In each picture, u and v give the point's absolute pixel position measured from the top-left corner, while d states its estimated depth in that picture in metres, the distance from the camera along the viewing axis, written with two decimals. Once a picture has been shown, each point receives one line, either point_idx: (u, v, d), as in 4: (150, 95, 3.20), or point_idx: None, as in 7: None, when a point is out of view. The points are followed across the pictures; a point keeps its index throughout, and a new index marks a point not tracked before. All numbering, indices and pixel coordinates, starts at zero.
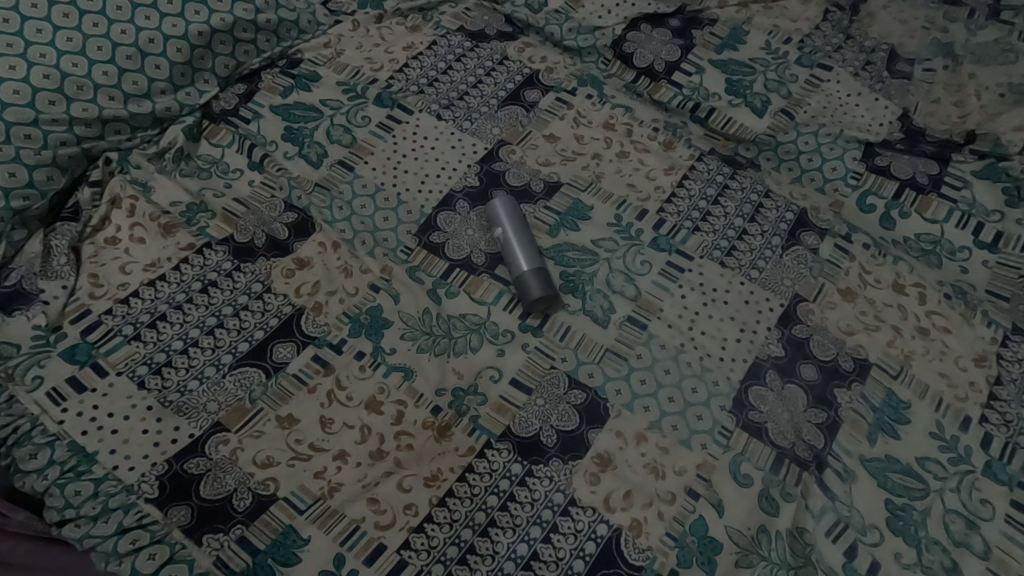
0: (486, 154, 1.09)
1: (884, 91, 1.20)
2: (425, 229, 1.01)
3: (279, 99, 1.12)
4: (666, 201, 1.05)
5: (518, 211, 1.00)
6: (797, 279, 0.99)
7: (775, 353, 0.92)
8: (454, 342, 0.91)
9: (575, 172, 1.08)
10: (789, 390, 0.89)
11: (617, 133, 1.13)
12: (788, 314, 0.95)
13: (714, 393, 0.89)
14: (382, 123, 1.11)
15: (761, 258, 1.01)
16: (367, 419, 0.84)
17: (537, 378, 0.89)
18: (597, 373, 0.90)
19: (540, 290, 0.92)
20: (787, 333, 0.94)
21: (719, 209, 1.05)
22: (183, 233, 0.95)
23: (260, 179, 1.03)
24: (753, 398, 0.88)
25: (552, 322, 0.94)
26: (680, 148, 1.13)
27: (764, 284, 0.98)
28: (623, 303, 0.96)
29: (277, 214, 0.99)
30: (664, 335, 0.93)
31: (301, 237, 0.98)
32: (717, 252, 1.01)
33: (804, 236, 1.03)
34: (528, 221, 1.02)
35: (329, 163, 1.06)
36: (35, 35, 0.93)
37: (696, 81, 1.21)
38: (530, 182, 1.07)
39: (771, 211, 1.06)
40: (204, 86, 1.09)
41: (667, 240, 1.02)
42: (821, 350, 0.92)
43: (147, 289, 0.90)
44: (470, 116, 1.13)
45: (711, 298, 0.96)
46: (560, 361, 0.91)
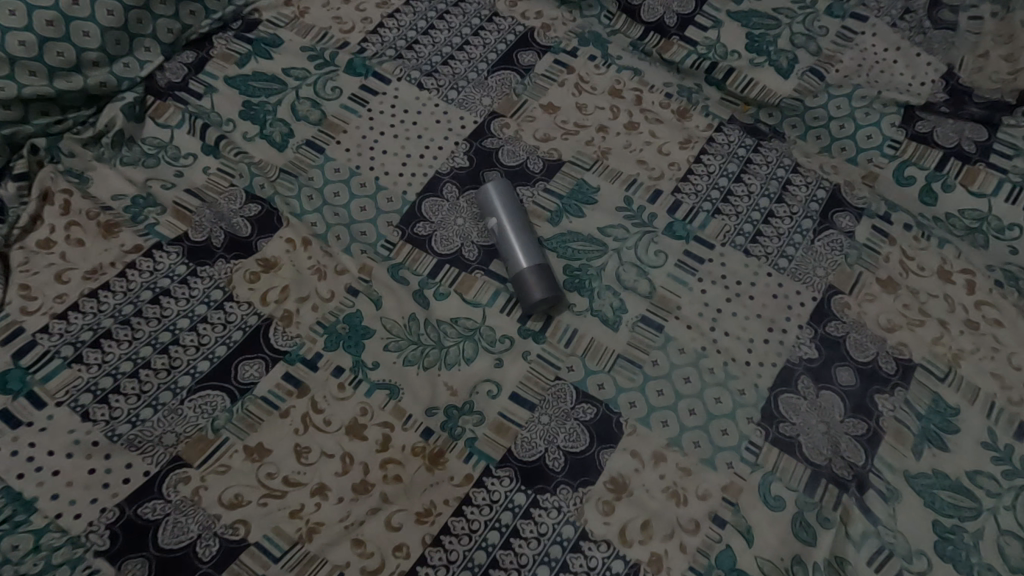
0: (475, 129, 0.96)
1: (925, 43, 1.06)
2: (408, 220, 0.88)
3: (234, 68, 0.96)
4: (682, 179, 0.93)
5: (519, 200, 0.88)
6: (831, 267, 0.87)
7: (807, 355, 0.82)
8: (445, 352, 0.80)
9: (578, 147, 0.95)
10: (823, 398, 0.79)
11: (625, 100, 0.99)
12: (820, 310, 0.84)
13: (740, 404, 0.79)
14: (355, 95, 0.96)
15: (790, 244, 0.89)
16: (348, 446, 0.73)
17: (540, 392, 0.79)
18: (608, 384, 0.79)
19: (543, 293, 0.81)
20: (820, 332, 0.83)
21: (742, 188, 0.93)
22: (128, 232, 0.82)
23: (216, 166, 0.89)
24: (783, 408, 0.78)
25: (556, 325, 0.83)
26: (696, 117, 0.99)
27: (794, 275, 0.87)
28: (636, 301, 0.85)
29: (237, 207, 0.86)
30: (683, 337, 0.82)
31: (266, 233, 0.85)
32: (740, 239, 0.89)
33: (839, 216, 0.91)
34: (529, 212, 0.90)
35: (295, 145, 0.92)
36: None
37: (712, 36, 1.07)
38: (527, 161, 0.94)
39: (800, 188, 0.93)
40: (146, 56, 0.94)
41: (684, 225, 0.90)
42: (858, 350, 0.82)
43: (89, 300, 0.78)
44: (456, 84, 0.98)
45: (735, 292, 0.85)
46: (566, 370, 0.80)
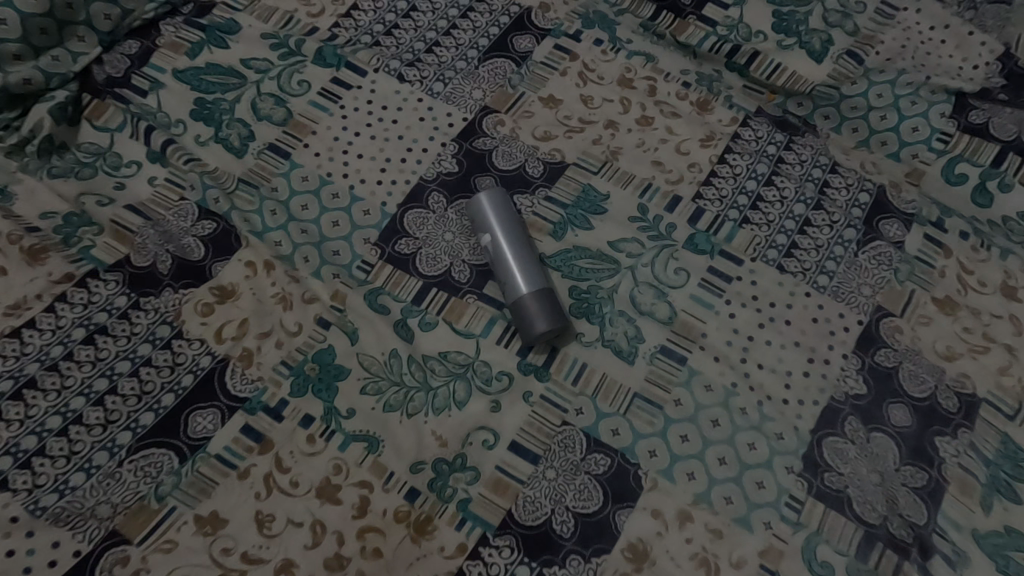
0: (465, 127, 0.83)
1: (978, 20, 0.92)
2: (388, 236, 0.76)
3: (184, 59, 0.83)
4: (703, 183, 0.81)
5: (516, 212, 0.76)
6: (878, 284, 0.75)
7: (854, 391, 0.70)
8: (432, 394, 0.68)
9: (584, 148, 0.82)
10: (874, 442, 0.68)
11: (637, 91, 0.87)
12: (868, 336, 0.73)
13: (778, 450, 0.68)
14: (326, 89, 0.83)
15: (831, 257, 0.77)
16: (319, 512, 0.62)
17: (545, 440, 0.67)
18: (623, 429, 0.68)
19: (547, 323, 0.69)
20: (868, 362, 0.72)
21: (773, 192, 0.81)
22: (57, 258, 0.70)
23: (164, 176, 0.76)
24: (828, 455, 0.67)
25: (561, 359, 0.71)
26: (718, 109, 0.86)
27: (837, 295, 0.75)
28: (654, 328, 0.73)
29: (188, 224, 0.74)
30: (710, 371, 0.71)
31: (222, 256, 0.73)
32: (773, 252, 0.77)
33: (885, 224, 0.79)
34: (528, 225, 0.78)
35: (255, 149, 0.79)
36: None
37: (734, 16, 0.94)
38: (525, 164, 0.81)
39: (840, 191, 0.81)
40: (80, 46, 0.81)
41: (707, 237, 0.78)
42: (913, 384, 0.70)
43: (9, 342, 0.66)
44: (442, 75, 0.85)
45: (768, 317, 0.74)
46: (574, 414, 0.69)
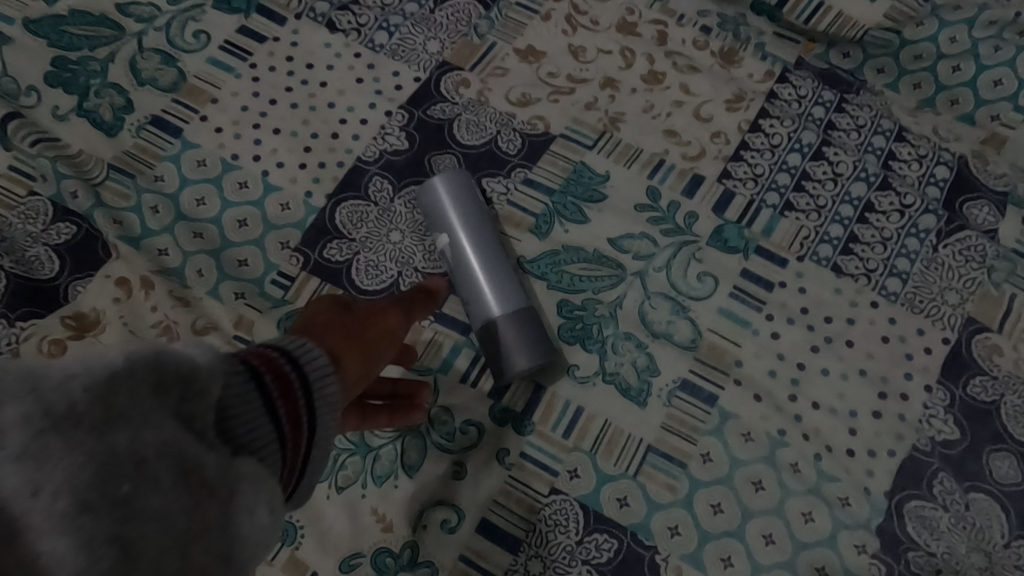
0: (416, 90, 0.63)
1: None
2: (314, 238, 0.57)
3: (40, 6, 0.62)
4: (732, 158, 0.61)
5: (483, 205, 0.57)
6: (967, 289, 0.57)
7: (943, 436, 0.52)
8: (373, 457, 0.50)
9: (574, 114, 0.63)
10: (974, 506, 0.50)
11: (643, 39, 0.67)
12: (957, 359, 0.54)
13: (844, 523, 0.50)
14: (230, 42, 0.63)
15: (903, 253, 0.58)
16: None
17: (527, 518, 0.49)
18: (634, 498, 0.50)
19: (531, 358, 0.51)
20: (959, 396, 0.53)
21: (824, 168, 0.61)
22: None
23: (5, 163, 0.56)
24: (912, 527, 0.50)
25: (549, 400, 0.53)
26: (747, 61, 0.66)
27: (913, 305, 0.56)
28: (672, 356, 0.54)
29: (36, 230, 0.54)
30: (750, 414, 0.53)
31: (83, 273, 0.53)
32: (826, 248, 0.58)
33: (971, 208, 0.60)
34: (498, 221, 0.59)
35: (134, 124, 0.59)
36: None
37: None
38: (496, 137, 0.61)
39: (909, 165, 0.62)
40: None
41: (739, 230, 0.59)
42: (1020, 424, 0.52)
43: None
44: (386, 21, 0.65)
45: (824, 337, 0.55)
46: (567, 479, 0.51)
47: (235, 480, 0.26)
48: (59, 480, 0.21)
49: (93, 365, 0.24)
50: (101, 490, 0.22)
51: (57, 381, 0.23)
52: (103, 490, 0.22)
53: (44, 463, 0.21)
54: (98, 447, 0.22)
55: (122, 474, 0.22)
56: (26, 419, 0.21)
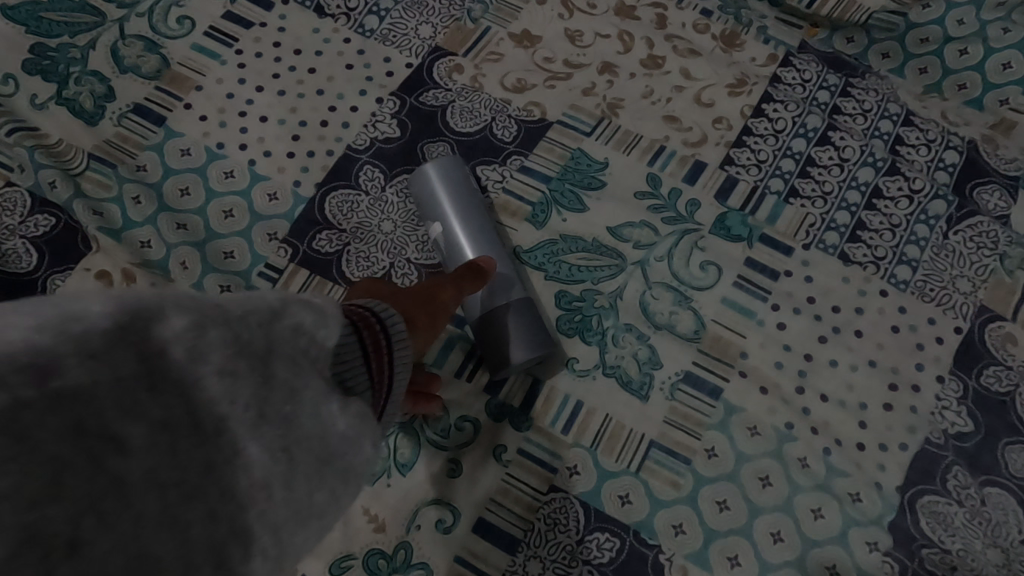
0: (408, 76, 0.61)
1: None
2: (302, 229, 0.55)
3: None
4: (734, 144, 0.60)
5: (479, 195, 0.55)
6: (979, 277, 0.55)
7: (956, 429, 0.50)
8: None
9: (572, 100, 0.61)
10: (990, 502, 0.48)
11: (642, 23, 0.65)
12: (970, 349, 0.52)
13: (854, 519, 0.48)
14: (216, 29, 0.61)
15: (912, 240, 0.56)
16: None
17: (525, 518, 0.47)
18: (637, 496, 0.48)
19: (529, 352, 0.49)
20: (973, 387, 0.51)
21: (830, 153, 0.60)
22: None
23: None
24: (925, 524, 0.48)
25: (547, 395, 0.51)
26: (749, 44, 0.64)
27: (923, 294, 0.54)
28: (675, 348, 0.52)
29: (13, 221, 0.52)
30: (756, 408, 0.51)
31: (62, 265, 0.51)
32: (833, 236, 0.56)
33: (982, 194, 0.58)
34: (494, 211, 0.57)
35: (115, 113, 0.57)
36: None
37: None
38: (491, 124, 0.59)
39: (917, 150, 0.60)
40: None
41: (742, 217, 0.57)
42: None
43: None
44: (377, 6, 0.63)
45: (832, 327, 0.53)
46: (566, 476, 0.49)
47: (354, 420, 0.31)
48: (240, 399, 0.25)
49: (261, 305, 0.29)
50: (265, 412, 0.26)
51: (236, 315, 0.27)
52: (270, 413, 0.26)
53: (230, 383, 0.25)
54: (265, 375, 0.27)
55: (282, 403, 0.27)
56: (219, 345, 0.25)
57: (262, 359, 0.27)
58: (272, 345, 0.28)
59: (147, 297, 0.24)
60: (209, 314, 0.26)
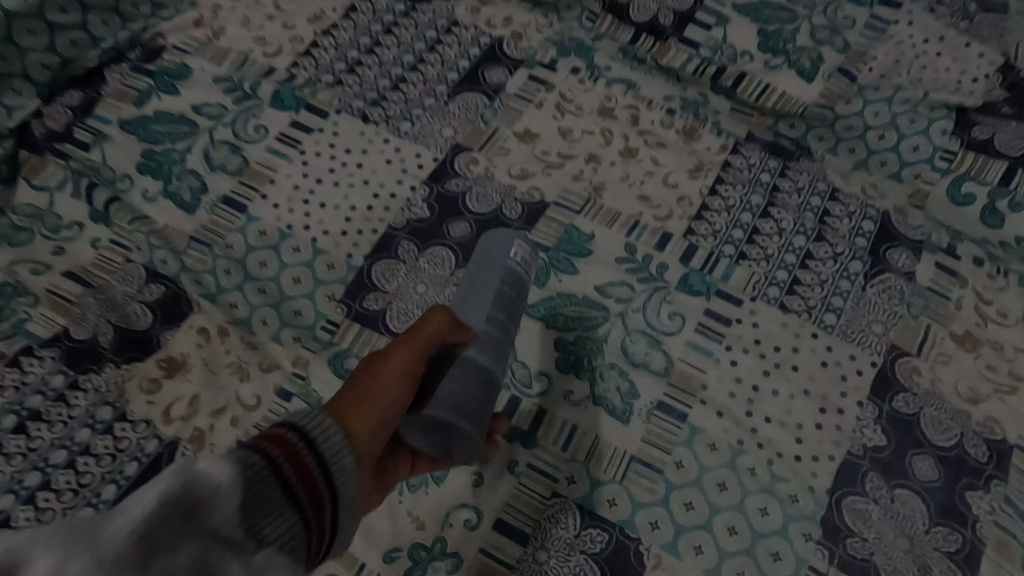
0: (435, 168, 0.77)
1: (974, 30, 0.88)
2: (355, 291, 0.70)
3: (131, 108, 0.77)
4: (695, 217, 0.75)
5: (518, 277, 0.65)
6: (890, 321, 0.69)
7: (873, 443, 0.64)
8: None
9: (565, 184, 0.77)
10: (900, 501, 0.61)
11: (620, 121, 0.81)
12: (884, 379, 0.66)
13: (793, 515, 0.61)
14: (284, 134, 0.77)
15: (837, 293, 0.71)
16: None
17: (534, 517, 0.60)
18: (622, 499, 0.61)
19: (473, 415, 0.55)
20: (886, 410, 0.65)
21: (770, 224, 0.75)
22: None
23: (108, 238, 0.70)
24: (849, 518, 0.61)
25: (550, 422, 0.65)
26: (706, 136, 0.81)
27: (847, 336, 0.69)
28: (650, 381, 0.66)
29: (133, 289, 0.67)
30: (714, 428, 0.64)
31: (170, 323, 0.66)
32: (774, 290, 0.71)
33: (893, 254, 0.73)
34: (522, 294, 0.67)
35: (209, 203, 0.73)
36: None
37: (718, 36, 0.89)
38: (501, 205, 0.75)
39: (841, 220, 0.75)
40: (17, 100, 0.75)
41: (702, 276, 0.72)
42: (937, 432, 0.64)
43: None
44: (410, 113, 0.80)
45: (774, 363, 0.67)
46: (567, 484, 0.62)
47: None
48: None
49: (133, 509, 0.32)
50: None
51: (104, 535, 0.31)
52: None
53: None
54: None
55: None
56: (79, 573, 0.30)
57: (134, 560, 0.31)
58: (143, 550, 0.31)
59: (23, 543, 0.30)
60: (72, 542, 0.31)
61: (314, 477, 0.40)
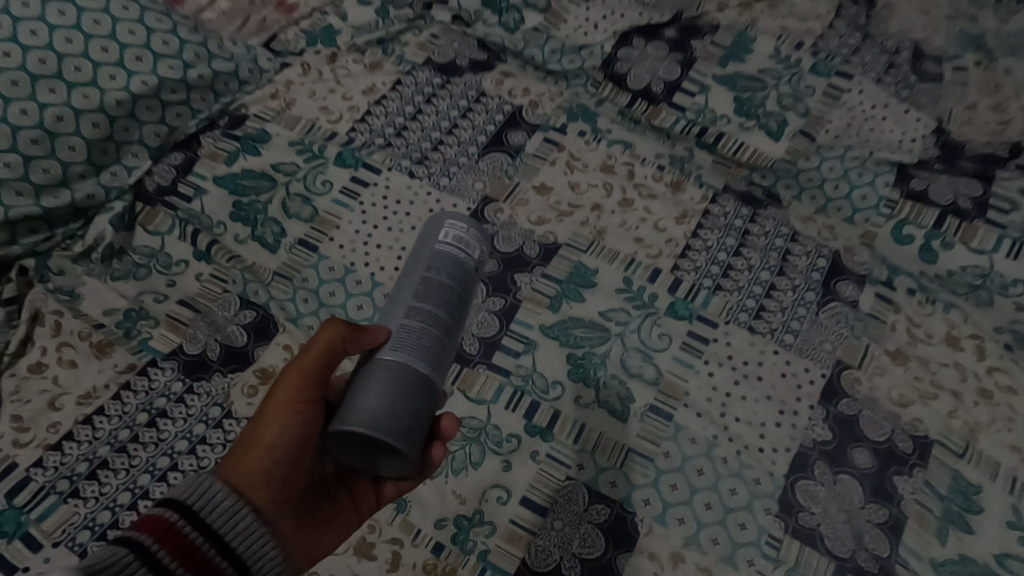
0: (468, 215, 0.95)
1: (912, 99, 1.07)
2: None
3: (223, 167, 0.96)
4: (680, 256, 0.92)
5: (461, 262, 0.65)
6: (837, 340, 0.86)
7: (821, 438, 0.80)
8: (451, 458, 0.78)
9: (575, 229, 0.94)
10: (842, 483, 0.77)
11: (618, 176, 0.99)
12: (831, 387, 0.83)
13: (757, 494, 0.77)
14: (346, 188, 0.95)
15: (795, 318, 0.88)
16: (357, 568, 0.71)
17: (552, 495, 0.77)
18: (621, 481, 0.78)
19: (384, 422, 0.56)
20: (832, 411, 0.81)
21: (742, 261, 0.92)
22: (122, 351, 0.81)
23: (209, 272, 0.88)
24: (801, 496, 0.77)
25: (563, 421, 0.81)
26: (689, 189, 0.99)
27: (802, 352, 0.85)
28: (643, 388, 0.83)
29: (231, 314, 0.85)
30: (694, 425, 0.81)
31: (262, 341, 0.83)
32: (744, 315, 0.88)
33: (841, 286, 0.90)
34: (472, 279, 0.66)
35: (288, 245, 0.91)
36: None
37: (701, 102, 1.07)
38: (522, 246, 0.93)
39: (799, 258, 0.93)
40: (133, 161, 0.92)
41: (685, 304, 0.89)
42: (872, 429, 0.80)
43: (83, 428, 0.76)
44: (448, 170, 0.98)
45: (742, 373, 0.84)
46: (577, 469, 0.78)
47: None
48: None
49: None
50: None
51: None
52: None
53: None
54: None
55: None
56: None
57: None
58: None
59: None
60: None
61: (195, 543, 0.51)
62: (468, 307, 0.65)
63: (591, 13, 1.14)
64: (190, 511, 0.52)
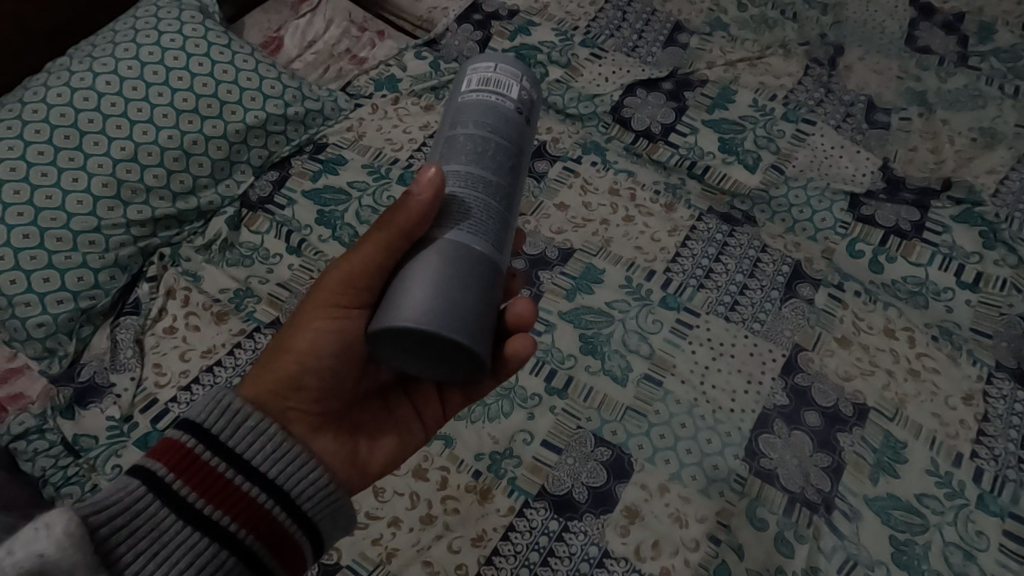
0: None
1: (864, 142, 1.31)
2: None
3: (309, 183, 1.21)
4: (671, 261, 1.15)
5: (492, 105, 0.70)
6: (796, 328, 1.08)
7: (781, 402, 1.01)
8: (487, 408, 0.99)
9: (586, 238, 1.18)
10: (796, 436, 0.98)
11: (623, 198, 1.23)
12: (789, 364, 1.04)
13: (728, 443, 0.97)
14: None
15: (762, 311, 1.10)
16: (415, 486, 0.92)
17: (566, 439, 0.98)
18: (620, 431, 0.98)
19: (442, 316, 0.57)
20: (790, 382, 1.02)
21: (721, 266, 1.15)
22: (235, 319, 1.05)
23: (299, 263, 1.12)
24: (762, 445, 0.97)
25: (576, 384, 1.03)
26: (681, 209, 1.22)
27: (767, 336, 1.07)
28: (639, 361, 1.05)
29: None
30: (679, 390, 1.02)
31: None
32: (721, 307, 1.10)
33: (801, 287, 1.12)
34: (510, 119, 0.70)
35: None
36: (59, 119, 1.03)
37: (691, 141, 1.32)
38: (545, 250, 1.16)
39: (768, 265, 1.15)
40: (242, 176, 1.18)
41: (675, 297, 1.11)
42: (822, 397, 1.01)
43: (206, 374, 0.98)
44: None
45: (719, 352, 1.06)
46: (586, 421, 0.99)
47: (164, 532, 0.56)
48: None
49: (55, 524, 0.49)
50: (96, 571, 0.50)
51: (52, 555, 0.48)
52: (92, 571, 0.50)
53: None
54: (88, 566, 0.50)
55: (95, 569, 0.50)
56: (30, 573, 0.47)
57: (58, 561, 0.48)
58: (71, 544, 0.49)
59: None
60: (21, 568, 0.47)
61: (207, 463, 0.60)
62: (510, 145, 0.69)
63: (603, 69, 1.41)
64: (201, 433, 0.61)
